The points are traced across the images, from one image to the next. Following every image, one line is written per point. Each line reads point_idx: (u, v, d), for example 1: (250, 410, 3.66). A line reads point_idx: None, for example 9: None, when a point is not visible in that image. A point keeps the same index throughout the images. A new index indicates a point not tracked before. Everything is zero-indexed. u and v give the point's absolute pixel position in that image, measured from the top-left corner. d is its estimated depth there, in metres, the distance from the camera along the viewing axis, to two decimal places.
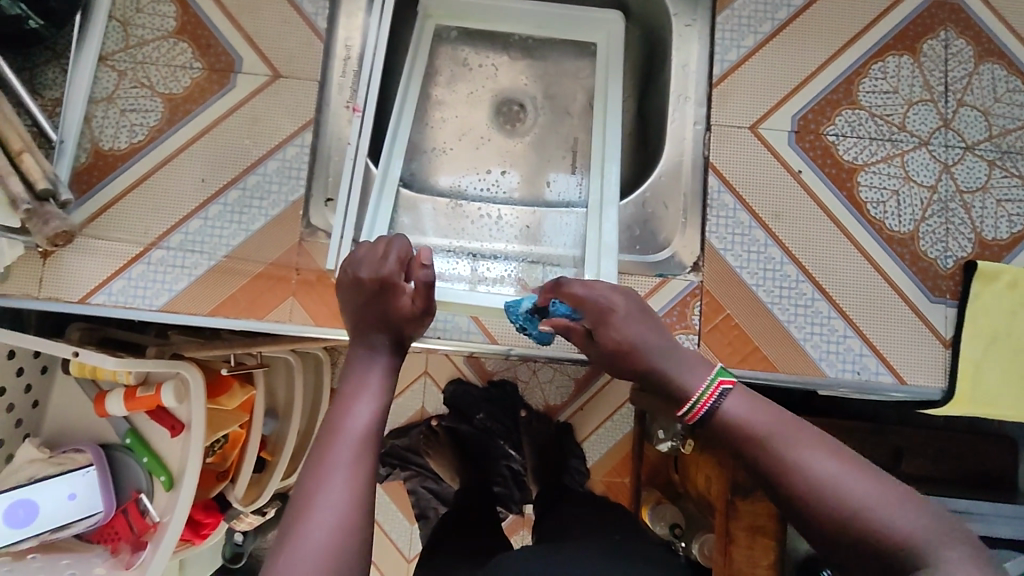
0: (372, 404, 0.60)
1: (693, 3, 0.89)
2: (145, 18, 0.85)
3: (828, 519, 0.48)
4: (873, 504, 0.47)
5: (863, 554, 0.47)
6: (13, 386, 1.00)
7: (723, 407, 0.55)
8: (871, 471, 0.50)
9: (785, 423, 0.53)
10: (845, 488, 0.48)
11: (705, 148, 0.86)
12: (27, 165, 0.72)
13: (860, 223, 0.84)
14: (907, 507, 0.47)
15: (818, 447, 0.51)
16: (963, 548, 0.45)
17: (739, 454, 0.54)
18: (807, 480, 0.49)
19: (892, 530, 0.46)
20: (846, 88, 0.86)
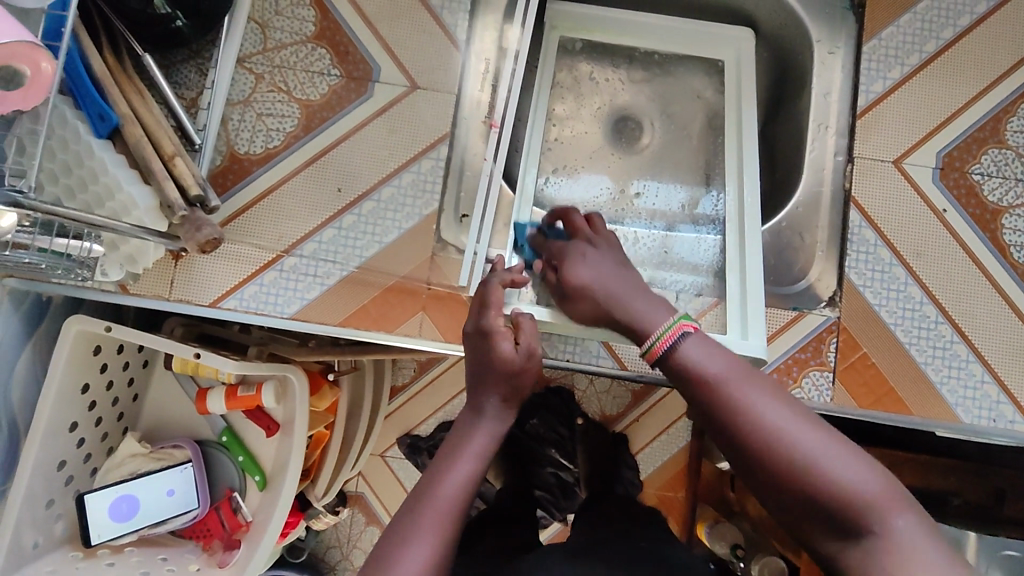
0: (465, 472, 0.57)
1: (837, 30, 0.87)
2: (284, 21, 0.84)
3: (776, 470, 0.47)
4: (826, 465, 0.45)
5: (807, 507, 0.46)
6: (119, 379, 0.99)
7: (676, 345, 0.55)
8: (825, 429, 0.48)
9: (740, 370, 0.52)
10: (799, 443, 0.47)
11: (845, 180, 0.84)
12: (179, 169, 0.72)
13: (1003, 267, 0.82)
14: (862, 468, 0.46)
15: (773, 398, 0.50)
16: (919, 520, 0.44)
17: (692, 395, 0.53)
18: (758, 428, 0.48)
19: (836, 485, 0.45)
20: (993, 126, 0.84)
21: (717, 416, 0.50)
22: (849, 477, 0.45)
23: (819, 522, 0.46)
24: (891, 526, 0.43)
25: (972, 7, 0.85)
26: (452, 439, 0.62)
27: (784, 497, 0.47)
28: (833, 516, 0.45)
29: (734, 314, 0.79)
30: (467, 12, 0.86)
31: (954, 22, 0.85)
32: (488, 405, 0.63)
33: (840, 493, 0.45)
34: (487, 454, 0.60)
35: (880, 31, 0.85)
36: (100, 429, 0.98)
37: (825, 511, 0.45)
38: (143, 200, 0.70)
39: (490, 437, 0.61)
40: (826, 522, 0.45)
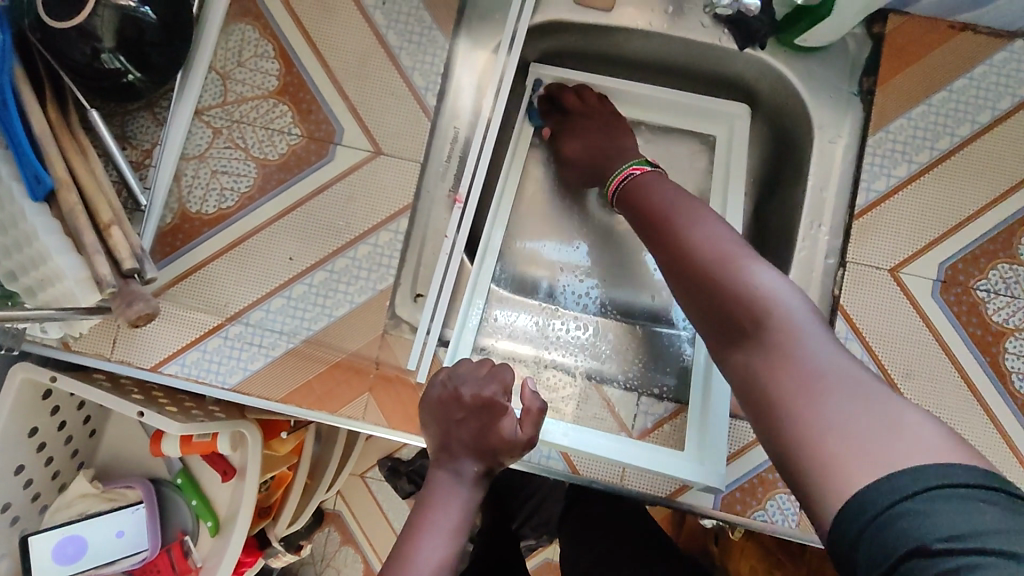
0: (436, 560, 0.58)
1: (841, 117, 0.80)
2: (246, 73, 0.80)
3: (689, 265, 0.57)
4: (737, 273, 0.53)
5: (720, 309, 0.54)
6: (73, 418, 0.96)
7: (630, 181, 0.70)
8: (732, 236, 0.57)
9: (678, 198, 0.64)
10: (711, 241, 0.57)
11: (836, 286, 0.77)
12: (114, 240, 0.68)
13: (1002, 395, 0.74)
14: (757, 266, 0.54)
15: (698, 212, 0.61)
16: (807, 310, 0.51)
17: (637, 219, 0.67)
18: (680, 228, 0.59)
19: (741, 285, 0.52)
20: (1005, 238, 0.76)
21: (654, 229, 0.63)
22: (749, 269, 0.53)
23: (715, 319, 0.55)
24: (777, 307, 0.51)
25: (995, 102, 0.77)
26: (424, 510, 0.63)
27: (693, 293, 0.56)
28: (726, 306, 0.53)
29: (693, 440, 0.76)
30: (440, 74, 0.81)
31: (973, 117, 0.77)
32: (465, 480, 0.65)
33: (732, 280, 0.53)
34: (459, 537, 0.61)
35: (889, 122, 0.77)
36: (51, 468, 0.95)
37: (724, 294, 0.53)
38: (73, 272, 0.67)
39: (463, 512, 0.63)
40: (721, 308, 0.54)
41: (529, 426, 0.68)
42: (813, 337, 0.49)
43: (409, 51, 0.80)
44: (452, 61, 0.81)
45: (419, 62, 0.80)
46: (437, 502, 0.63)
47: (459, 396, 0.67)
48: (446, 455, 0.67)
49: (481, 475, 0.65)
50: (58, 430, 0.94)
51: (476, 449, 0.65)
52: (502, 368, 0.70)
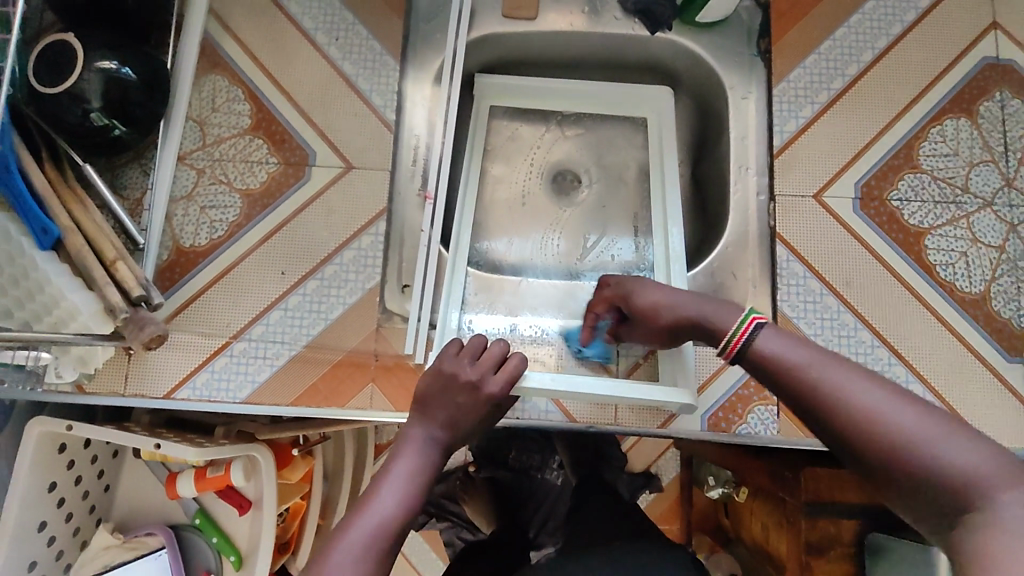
0: (393, 503, 0.58)
1: (747, 76, 0.92)
2: (221, 116, 0.89)
3: (890, 459, 0.47)
4: (926, 450, 0.46)
5: (911, 493, 0.46)
6: (88, 473, 0.99)
7: (759, 342, 0.57)
8: (911, 403, 0.48)
9: (819, 355, 0.53)
10: (882, 420, 0.47)
11: (770, 219, 0.88)
12: (121, 273, 0.75)
13: (932, 286, 0.84)
14: (972, 445, 0.45)
15: (849, 375, 0.51)
16: (1012, 474, 0.44)
17: (768, 381, 0.55)
18: (897, 445, 0.46)
19: (935, 468, 0.45)
20: (906, 153, 0.88)
21: (806, 404, 0.52)
22: (1018, 501, 0.42)
23: (948, 511, 0.44)
24: (994, 494, 0.43)
25: (872, 42, 0.90)
26: (390, 459, 0.64)
27: (902, 485, 0.46)
28: (957, 500, 0.44)
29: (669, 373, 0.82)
30: (395, 92, 0.91)
31: (857, 58, 0.90)
32: (431, 435, 0.65)
33: (946, 471, 0.45)
34: (422, 483, 0.62)
35: (788, 73, 0.90)
36: (71, 524, 0.97)
37: (942, 491, 0.45)
38: (86, 306, 0.73)
39: (430, 460, 0.64)
40: (919, 493, 0.46)
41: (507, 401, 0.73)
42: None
43: (366, 76, 0.90)
44: (404, 81, 0.91)
45: (376, 84, 0.90)
46: (404, 452, 0.64)
47: (444, 364, 0.70)
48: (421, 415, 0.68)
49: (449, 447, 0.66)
50: (75, 484, 0.96)
51: (452, 420, 0.66)
52: (497, 348, 0.72)
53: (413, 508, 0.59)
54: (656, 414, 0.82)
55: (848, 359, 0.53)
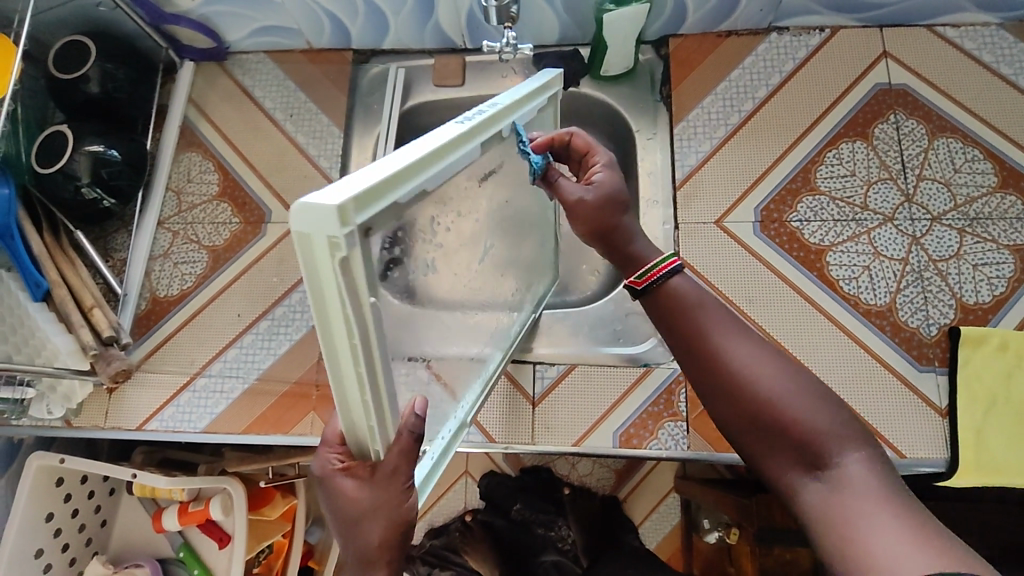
0: None
1: (652, 118, 1.01)
2: (194, 186, 1.04)
3: (759, 409, 0.53)
4: (790, 403, 0.52)
5: (773, 436, 0.52)
6: (85, 507, 1.10)
7: (672, 285, 0.60)
8: (789, 367, 0.54)
9: (721, 314, 0.58)
10: (762, 375, 0.54)
11: (675, 244, 0.93)
12: (96, 319, 0.89)
13: (836, 300, 0.87)
14: (825, 408, 0.52)
15: (736, 334, 0.57)
16: (855, 437, 0.51)
17: (670, 325, 0.59)
18: (770, 397, 0.53)
19: (799, 420, 0.51)
20: (803, 177, 0.93)
21: (696, 349, 0.57)
22: (851, 458, 0.49)
23: (792, 455, 0.51)
24: (840, 451, 0.50)
25: (766, 80, 0.98)
26: None
27: (763, 429, 0.53)
28: (802, 446, 0.51)
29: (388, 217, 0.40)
30: (340, 156, 1.04)
31: (752, 94, 0.97)
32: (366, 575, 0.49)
33: (803, 423, 0.51)
34: None
35: (687, 113, 0.98)
36: (68, 553, 1.08)
37: (792, 435, 0.51)
38: (65, 346, 0.86)
39: None
40: (778, 440, 0.52)
41: (402, 465, 0.48)
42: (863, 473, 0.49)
43: (315, 145, 1.05)
44: (348, 146, 1.05)
45: (322, 151, 1.04)
46: None
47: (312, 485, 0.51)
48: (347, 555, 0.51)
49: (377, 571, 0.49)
50: (72, 516, 1.08)
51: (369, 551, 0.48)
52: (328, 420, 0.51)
53: None
54: (571, 432, 0.87)
55: (745, 324, 0.58)
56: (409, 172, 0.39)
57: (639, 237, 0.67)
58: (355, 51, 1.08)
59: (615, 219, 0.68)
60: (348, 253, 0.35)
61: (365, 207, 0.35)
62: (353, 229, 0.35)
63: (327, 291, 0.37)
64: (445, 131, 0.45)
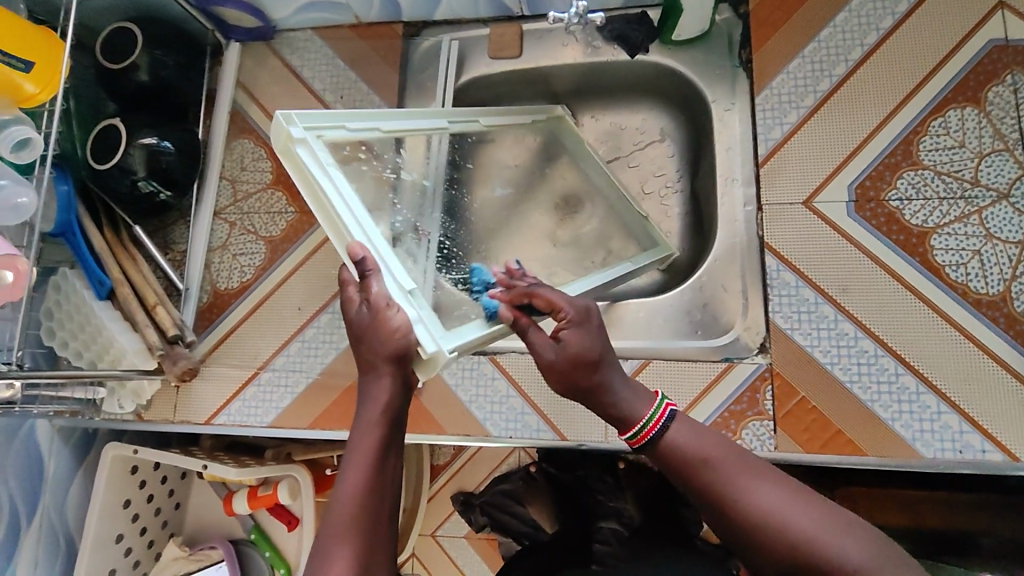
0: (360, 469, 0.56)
1: (731, 87, 0.93)
2: (248, 174, 1.01)
3: (797, 562, 0.47)
4: (828, 543, 0.47)
5: None
6: (159, 492, 1.13)
7: (667, 434, 0.55)
8: (813, 500, 0.50)
9: (728, 452, 0.53)
10: (790, 521, 0.48)
11: (759, 228, 0.87)
12: (160, 316, 0.88)
13: (941, 288, 0.79)
14: (863, 538, 0.47)
15: (746, 472, 0.52)
16: (907, 573, 0.46)
17: (675, 476, 0.55)
18: (802, 544, 0.47)
19: (841, 562, 0.46)
20: (904, 150, 0.83)
21: (714, 504, 0.52)
22: None
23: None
24: None
25: (861, 39, 0.87)
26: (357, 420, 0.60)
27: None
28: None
29: (345, 140, 0.68)
30: None
31: (845, 56, 0.87)
32: (376, 377, 0.59)
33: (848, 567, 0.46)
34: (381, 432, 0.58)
35: (772, 79, 0.88)
36: (146, 536, 1.11)
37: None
38: (132, 346, 0.86)
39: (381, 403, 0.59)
40: None
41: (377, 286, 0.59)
42: None
43: None
44: None
45: None
46: (362, 408, 0.59)
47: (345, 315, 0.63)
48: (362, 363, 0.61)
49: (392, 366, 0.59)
50: (147, 501, 1.10)
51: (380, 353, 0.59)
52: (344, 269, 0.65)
53: (385, 459, 0.58)
54: None
55: (755, 456, 0.54)
56: (344, 113, 0.69)
57: (619, 386, 0.58)
58: (405, 23, 1.02)
59: (589, 376, 0.58)
60: (301, 137, 0.63)
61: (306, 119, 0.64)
62: (298, 124, 0.63)
63: (302, 167, 0.62)
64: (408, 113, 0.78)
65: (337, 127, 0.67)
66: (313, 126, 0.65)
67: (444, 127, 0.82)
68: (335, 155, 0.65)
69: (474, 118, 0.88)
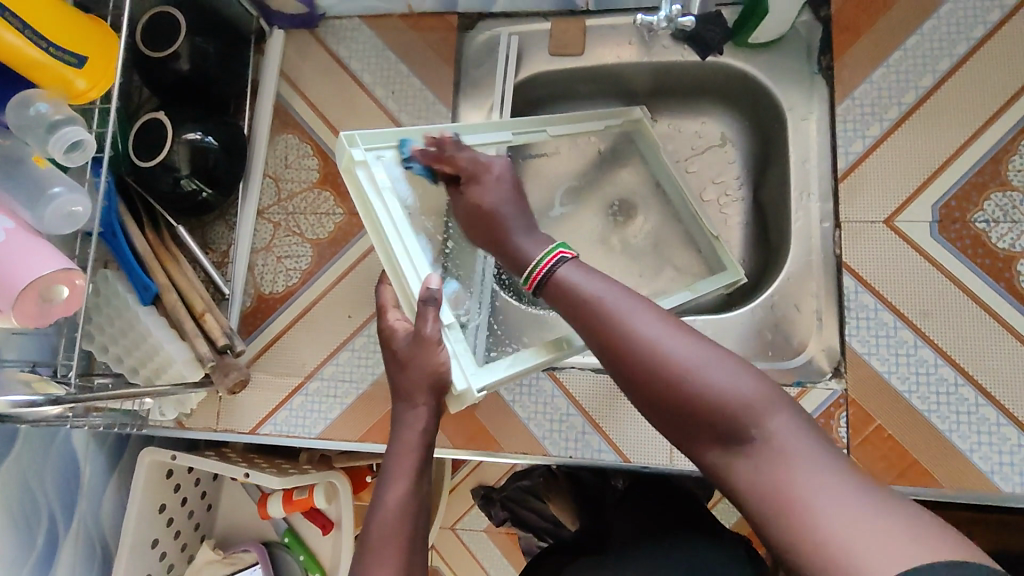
0: (400, 490, 0.59)
1: (808, 95, 0.89)
2: (293, 172, 0.96)
3: (664, 388, 0.47)
4: (705, 375, 0.46)
5: (682, 413, 0.46)
6: (192, 494, 1.10)
7: (560, 274, 0.55)
8: (701, 339, 0.48)
9: (614, 292, 0.52)
10: (673, 353, 0.47)
11: (836, 246, 0.84)
12: (209, 324, 0.84)
13: None
14: (743, 373, 0.46)
15: (635, 309, 0.50)
16: (781, 408, 0.45)
17: (570, 314, 0.53)
18: (677, 373, 0.46)
19: (714, 391, 0.45)
20: (992, 169, 0.80)
21: (595, 335, 0.51)
22: (784, 441, 0.44)
23: (710, 435, 0.46)
24: (762, 421, 0.45)
25: (950, 49, 0.83)
26: (391, 444, 0.63)
27: (669, 410, 0.47)
28: (718, 426, 0.45)
29: (403, 158, 0.74)
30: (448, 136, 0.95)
31: (933, 67, 0.83)
32: (414, 404, 0.64)
33: (719, 396, 0.45)
34: (421, 456, 0.62)
35: (853, 90, 0.84)
36: (180, 539, 1.09)
37: (704, 414, 0.46)
38: (180, 355, 0.82)
39: (422, 431, 0.63)
40: (692, 420, 0.46)
41: (429, 320, 0.64)
42: (797, 458, 0.43)
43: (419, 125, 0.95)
44: None
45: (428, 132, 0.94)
46: (398, 434, 0.63)
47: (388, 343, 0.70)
48: (400, 395, 0.66)
49: (431, 393, 0.64)
50: (181, 505, 1.08)
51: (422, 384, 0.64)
52: (384, 290, 0.75)
53: (423, 484, 0.61)
54: None
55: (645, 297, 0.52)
56: (408, 132, 0.74)
57: (519, 231, 0.63)
58: (461, 15, 0.97)
59: (489, 211, 0.65)
60: (361, 159, 0.71)
61: (364, 139, 0.72)
62: (357, 144, 0.71)
63: (359, 188, 0.71)
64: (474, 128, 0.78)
65: (394, 148, 0.73)
66: (374, 147, 0.73)
67: (506, 140, 0.81)
68: (390, 178, 0.72)
69: (540, 127, 0.85)
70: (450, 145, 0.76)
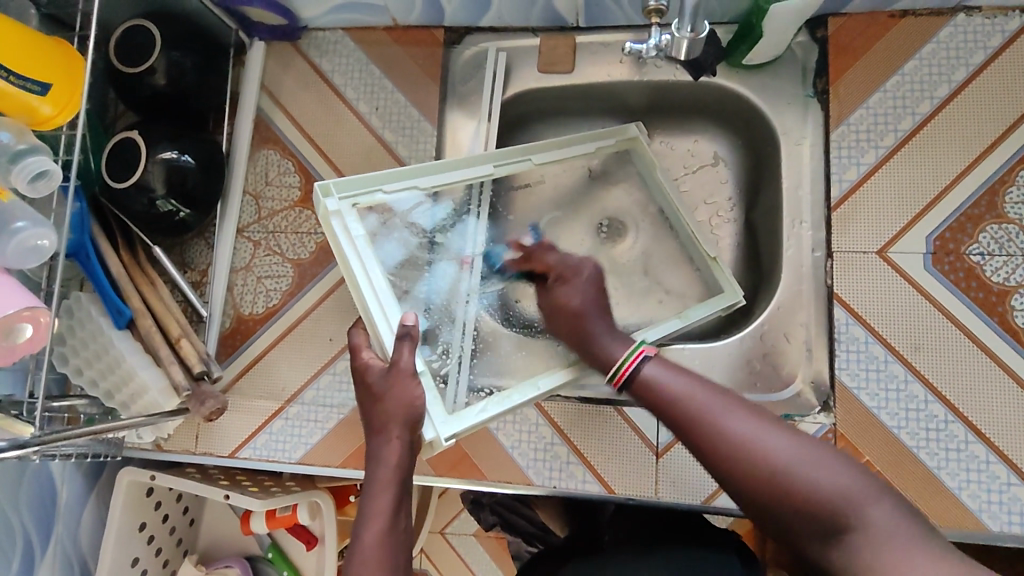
0: (378, 530, 0.57)
1: (802, 118, 0.86)
2: (274, 190, 0.94)
3: (764, 484, 0.48)
4: (805, 471, 0.47)
5: (785, 510, 0.47)
6: (174, 510, 1.09)
7: (645, 372, 0.58)
8: (797, 435, 0.50)
9: (701, 389, 0.54)
10: (771, 449, 0.48)
11: (827, 276, 0.82)
12: (185, 350, 0.83)
13: (1020, 353, 0.75)
14: (837, 464, 0.47)
15: (725, 405, 0.52)
16: (884, 500, 0.46)
17: (655, 412, 0.56)
18: (775, 467, 0.47)
19: (815, 487, 0.46)
20: (988, 201, 0.78)
21: (688, 431, 0.53)
22: (888, 530, 0.44)
23: (811, 530, 0.46)
24: (865, 512, 0.45)
25: (949, 75, 0.80)
26: (366, 479, 0.61)
27: (770, 509, 0.48)
28: (817, 520, 0.46)
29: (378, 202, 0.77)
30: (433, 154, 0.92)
31: (931, 93, 0.81)
32: (388, 437, 0.62)
33: (819, 490, 0.46)
34: (398, 492, 0.60)
35: (849, 115, 0.82)
36: (161, 556, 1.07)
37: (803, 509, 0.46)
38: (155, 383, 0.80)
39: (398, 466, 0.61)
40: (794, 517, 0.47)
41: (406, 353, 0.67)
42: (915, 553, 0.43)
43: (404, 143, 0.92)
44: (442, 146, 0.92)
45: (413, 150, 0.92)
46: (372, 468, 0.61)
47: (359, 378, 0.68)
48: (374, 429, 0.64)
49: (404, 427, 0.63)
50: (163, 522, 1.06)
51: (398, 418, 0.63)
52: (356, 332, 0.73)
53: (401, 522, 0.59)
54: (701, 484, 0.80)
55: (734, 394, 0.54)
56: (383, 176, 0.77)
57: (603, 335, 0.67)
58: (448, 28, 0.94)
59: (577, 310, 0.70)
60: (336, 209, 0.74)
61: (340, 188, 0.75)
62: (333, 193, 0.75)
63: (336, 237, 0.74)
64: (449, 165, 0.80)
65: (369, 193, 0.76)
66: (349, 194, 0.76)
67: (486, 174, 0.82)
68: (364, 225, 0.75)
69: (524, 157, 0.84)
70: (425, 186, 0.79)
